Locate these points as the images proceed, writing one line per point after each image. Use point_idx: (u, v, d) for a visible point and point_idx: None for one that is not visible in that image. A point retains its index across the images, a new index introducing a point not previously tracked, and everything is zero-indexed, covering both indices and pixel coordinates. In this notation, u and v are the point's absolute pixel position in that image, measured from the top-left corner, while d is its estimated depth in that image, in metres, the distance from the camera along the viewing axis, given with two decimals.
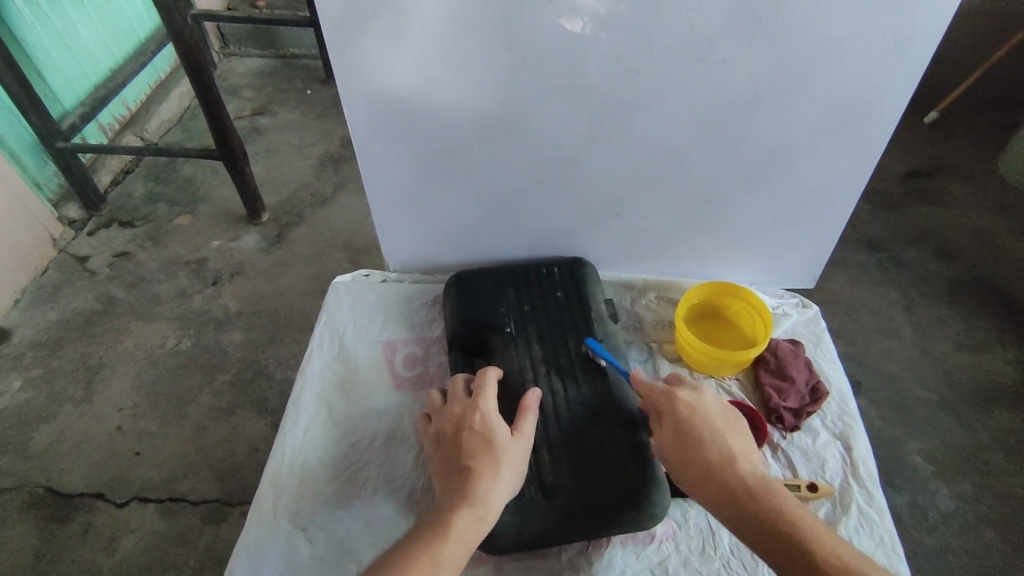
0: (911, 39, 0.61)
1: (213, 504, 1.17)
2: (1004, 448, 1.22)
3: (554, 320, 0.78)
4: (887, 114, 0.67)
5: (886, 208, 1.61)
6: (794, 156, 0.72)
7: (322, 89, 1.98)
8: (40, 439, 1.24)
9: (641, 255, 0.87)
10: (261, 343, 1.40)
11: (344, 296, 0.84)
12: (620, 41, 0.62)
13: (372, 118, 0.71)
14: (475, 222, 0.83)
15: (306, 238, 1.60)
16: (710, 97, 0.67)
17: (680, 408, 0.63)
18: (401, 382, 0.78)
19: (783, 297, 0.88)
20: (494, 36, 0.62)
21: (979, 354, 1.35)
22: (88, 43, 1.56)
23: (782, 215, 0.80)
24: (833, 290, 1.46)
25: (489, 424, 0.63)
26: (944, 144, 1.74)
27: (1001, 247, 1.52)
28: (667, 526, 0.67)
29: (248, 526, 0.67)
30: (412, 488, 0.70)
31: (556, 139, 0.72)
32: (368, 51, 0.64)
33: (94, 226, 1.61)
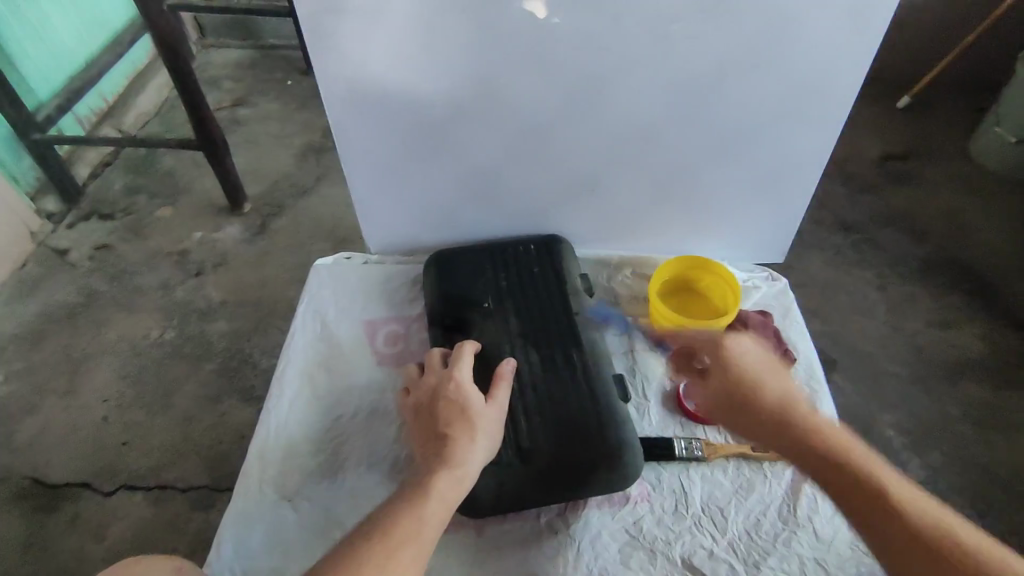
0: (865, 12, 0.63)
1: (201, 490, 1.18)
2: (971, 418, 1.26)
3: (531, 296, 0.80)
4: (847, 86, 0.70)
5: (859, 190, 1.65)
6: (761, 130, 0.75)
7: (302, 80, 1.97)
8: (25, 431, 1.24)
9: (617, 232, 0.90)
10: (246, 333, 1.41)
11: (325, 276, 0.86)
12: (586, 18, 0.64)
13: (348, 99, 0.72)
14: (454, 202, 0.85)
15: (289, 228, 1.60)
16: (676, 72, 0.69)
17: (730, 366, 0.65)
18: (383, 359, 0.80)
19: (753, 271, 0.91)
20: (463, 14, 0.64)
21: (949, 328, 1.39)
22: (61, 34, 1.54)
23: (751, 191, 0.83)
24: (808, 270, 1.50)
25: (465, 393, 0.65)
26: (916, 127, 1.79)
27: (970, 226, 1.57)
28: (641, 487, 0.70)
29: (236, 497, 0.69)
30: (394, 458, 0.72)
31: (529, 117, 0.74)
32: (339, 31, 0.65)
33: (73, 219, 1.60)
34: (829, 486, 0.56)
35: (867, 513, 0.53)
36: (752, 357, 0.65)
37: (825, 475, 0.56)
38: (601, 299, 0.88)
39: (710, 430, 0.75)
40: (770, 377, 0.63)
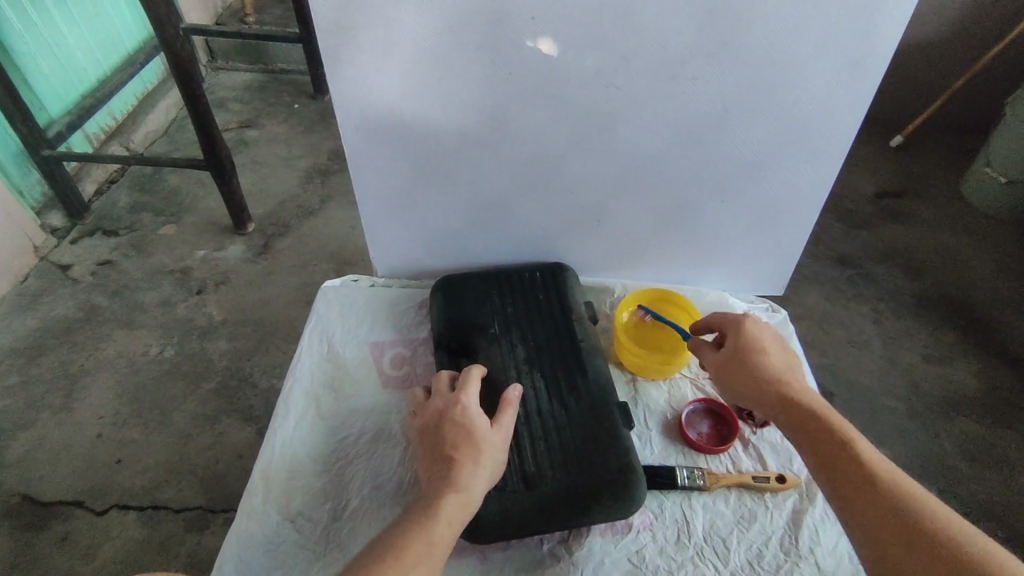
0: (864, 58, 0.66)
1: (193, 512, 1.17)
2: (967, 454, 1.27)
3: (535, 321, 0.82)
4: (846, 128, 0.73)
5: (855, 225, 1.69)
6: (763, 166, 0.77)
7: (309, 104, 2.01)
8: (19, 447, 1.23)
9: (621, 262, 0.91)
10: (247, 352, 1.41)
11: (333, 298, 0.87)
12: (597, 58, 0.67)
13: (364, 126, 0.74)
14: (462, 229, 0.87)
15: (292, 249, 1.61)
16: (682, 110, 0.71)
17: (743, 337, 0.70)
18: (389, 381, 0.81)
19: (754, 302, 0.93)
20: (479, 51, 0.66)
21: (944, 364, 1.41)
22: (76, 53, 1.58)
23: (752, 226, 0.85)
24: (805, 303, 1.52)
25: (469, 416, 0.65)
26: (908, 166, 1.83)
27: (963, 264, 1.60)
28: (644, 516, 0.70)
29: (239, 517, 0.69)
30: (399, 481, 0.72)
31: (539, 147, 0.76)
32: (360, 63, 0.68)
33: (78, 234, 1.61)
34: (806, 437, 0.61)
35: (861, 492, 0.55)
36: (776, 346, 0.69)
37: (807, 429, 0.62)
38: (604, 327, 0.89)
39: (711, 459, 0.75)
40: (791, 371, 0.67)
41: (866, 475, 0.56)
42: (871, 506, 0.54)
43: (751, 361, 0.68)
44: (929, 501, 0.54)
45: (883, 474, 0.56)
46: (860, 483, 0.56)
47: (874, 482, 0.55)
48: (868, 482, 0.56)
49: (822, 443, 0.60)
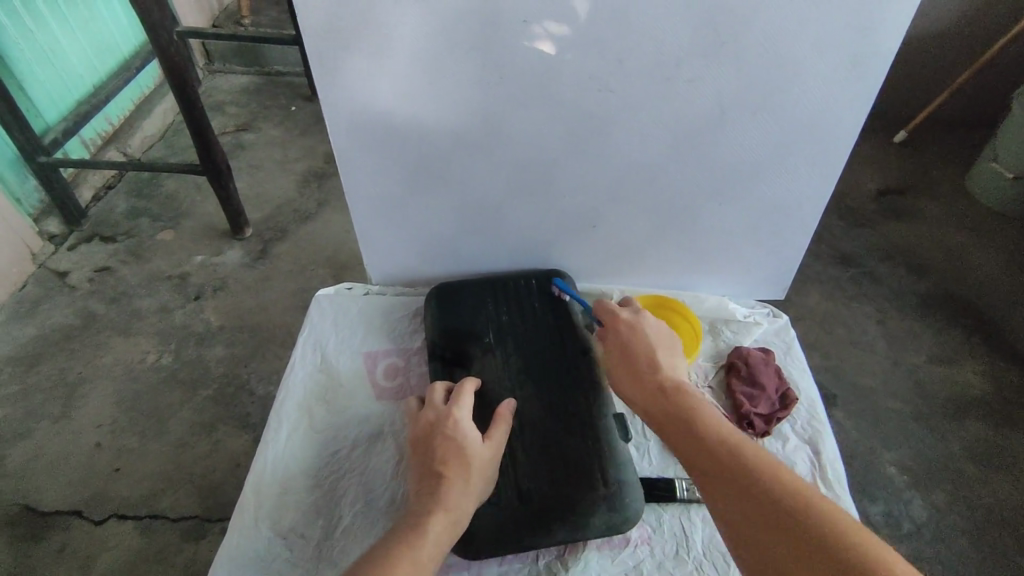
0: (865, 59, 0.64)
1: (191, 521, 1.16)
2: (973, 456, 1.25)
3: (531, 330, 0.80)
4: (846, 130, 0.71)
5: (857, 224, 1.67)
6: (762, 170, 0.76)
7: (306, 106, 2.00)
8: (15, 456, 1.22)
9: (618, 267, 0.90)
10: (244, 358, 1.40)
11: (327, 307, 0.86)
12: (591, 61, 0.65)
13: (355, 133, 0.73)
14: (455, 236, 0.85)
15: (290, 253, 1.60)
16: (679, 113, 0.70)
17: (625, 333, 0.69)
18: (383, 392, 0.80)
19: (754, 308, 0.92)
20: (470, 55, 0.65)
21: (949, 365, 1.39)
22: (71, 59, 1.57)
23: (752, 230, 0.84)
24: (808, 303, 1.50)
25: (461, 431, 0.64)
26: (912, 163, 1.81)
27: (968, 262, 1.58)
28: (642, 530, 0.69)
29: (229, 534, 0.68)
30: (392, 496, 0.71)
31: (533, 154, 0.75)
32: (350, 69, 0.67)
33: (75, 241, 1.61)
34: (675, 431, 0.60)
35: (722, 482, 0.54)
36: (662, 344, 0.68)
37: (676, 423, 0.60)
38: None
39: None
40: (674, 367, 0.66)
41: (726, 463, 0.55)
42: (733, 497, 0.53)
43: (631, 355, 0.67)
44: (790, 482, 0.52)
45: (749, 458, 0.55)
46: (721, 471, 0.55)
47: (735, 469, 0.54)
48: (727, 470, 0.54)
49: (687, 435, 0.59)
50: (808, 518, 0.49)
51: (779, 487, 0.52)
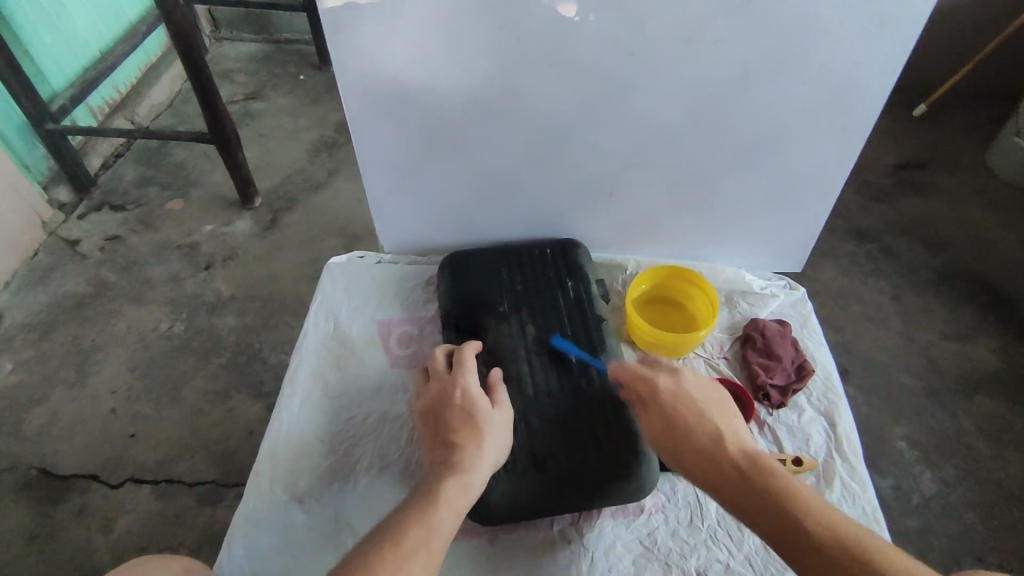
0: (898, 19, 0.62)
1: (206, 486, 1.18)
2: (985, 433, 1.25)
3: (545, 300, 0.79)
4: (874, 95, 0.69)
5: (875, 198, 1.64)
6: (785, 136, 0.74)
7: (315, 75, 1.97)
8: (33, 421, 1.24)
9: (634, 237, 0.89)
10: (256, 328, 1.40)
11: (339, 275, 0.85)
12: (612, 22, 0.63)
13: (368, 97, 0.71)
14: (468, 204, 0.84)
15: (300, 223, 1.60)
16: (701, 77, 0.68)
17: (668, 400, 0.63)
18: (396, 360, 0.79)
19: (771, 279, 0.90)
20: (486, 15, 0.63)
21: (964, 341, 1.38)
22: (77, 24, 1.54)
23: (772, 199, 0.82)
24: (822, 278, 1.49)
25: (470, 398, 0.64)
26: (932, 136, 1.77)
27: (987, 238, 1.55)
28: (656, 498, 0.69)
29: (246, 498, 0.68)
30: (406, 462, 0.71)
31: (549, 120, 0.73)
32: (362, 30, 0.65)
33: (85, 209, 1.60)
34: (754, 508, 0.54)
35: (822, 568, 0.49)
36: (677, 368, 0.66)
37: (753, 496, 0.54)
38: (615, 304, 0.87)
39: None
40: (730, 426, 0.60)
41: (829, 551, 0.50)
42: None
43: (683, 425, 0.61)
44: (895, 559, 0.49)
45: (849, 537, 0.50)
46: (821, 558, 0.50)
47: (832, 552, 0.50)
48: (833, 560, 0.49)
49: (769, 516, 0.53)
50: None
51: (885, 565, 0.48)
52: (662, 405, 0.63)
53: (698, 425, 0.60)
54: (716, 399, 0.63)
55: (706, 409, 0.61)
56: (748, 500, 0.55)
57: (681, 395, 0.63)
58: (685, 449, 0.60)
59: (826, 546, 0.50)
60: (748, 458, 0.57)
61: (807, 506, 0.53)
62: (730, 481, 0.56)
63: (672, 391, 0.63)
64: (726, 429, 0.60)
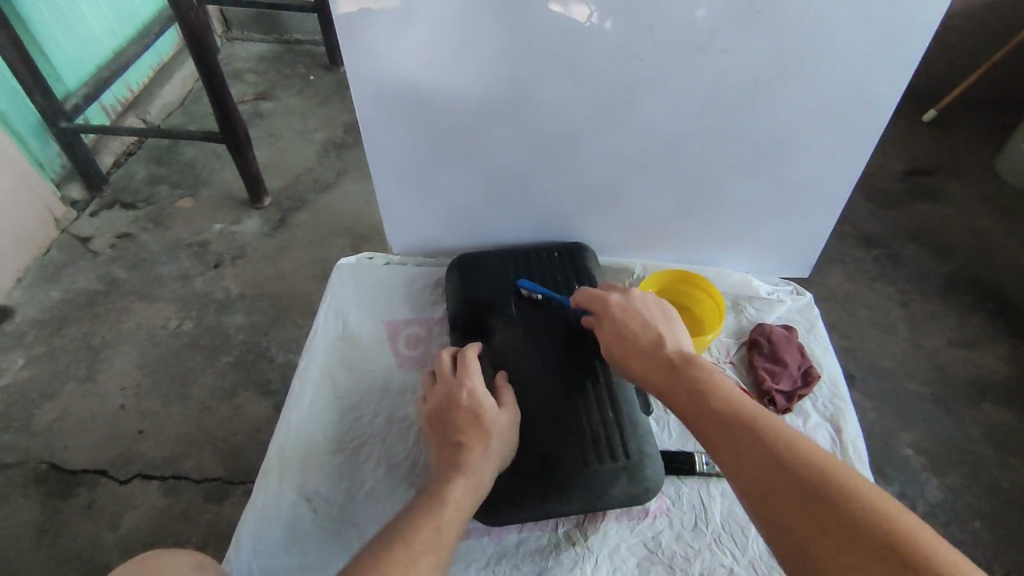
0: (908, 30, 0.62)
1: (213, 483, 1.19)
2: (991, 441, 1.24)
3: (552, 303, 0.80)
4: (883, 104, 0.69)
5: (883, 204, 1.63)
6: (793, 144, 0.74)
7: (325, 75, 1.98)
8: (44, 416, 1.26)
9: (642, 242, 0.89)
10: (263, 327, 1.41)
11: (348, 276, 0.86)
12: (623, 29, 0.64)
13: (380, 101, 0.72)
14: (476, 206, 0.85)
15: (308, 223, 1.61)
16: (711, 85, 0.68)
17: (617, 312, 0.67)
18: (405, 361, 0.80)
19: (778, 285, 0.90)
20: (499, 21, 0.64)
21: (971, 349, 1.37)
22: (91, 23, 1.56)
23: (780, 206, 0.82)
24: (828, 283, 1.49)
25: (477, 400, 0.65)
26: (942, 142, 1.76)
27: (995, 245, 1.54)
28: (661, 502, 0.69)
29: (255, 495, 0.69)
30: (414, 462, 0.72)
31: (558, 125, 0.74)
32: (376, 35, 0.65)
33: (96, 207, 1.62)
34: (682, 399, 0.57)
35: (729, 445, 0.51)
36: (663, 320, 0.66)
37: (681, 386, 0.58)
38: None
39: None
40: (674, 336, 0.64)
41: (735, 426, 0.52)
42: (745, 457, 0.50)
43: (628, 333, 0.65)
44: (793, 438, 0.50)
45: (758, 418, 0.52)
46: (728, 433, 0.52)
47: (738, 428, 0.52)
48: (738, 436, 0.51)
49: (693, 402, 0.56)
50: (811, 473, 0.47)
51: (780, 442, 0.49)
52: (612, 318, 0.67)
53: (641, 332, 0.64)
54: (665, 314, 0.67)
55: (654, 321, 0.65)
56: (677, 391, 0.58)
57: (628, 307, 0.67)
58: (628, 354, 0.64)
59: (748, 435, 0.51)
60: (682, 358, 0.60)
61: (730, 395, 0.55)
62: (666, 376, 0.60)
63: (624, 307, 0.68)
64: (668, 335, 0.64)
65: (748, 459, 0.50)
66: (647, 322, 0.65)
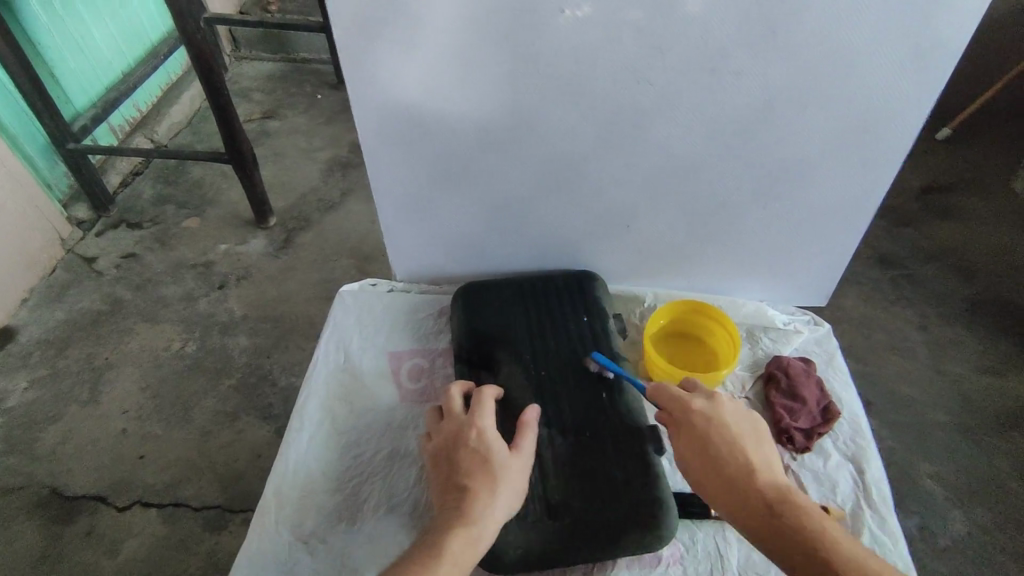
0: (928, 53, 0.60)
1: (214, 510, 1.16)
2: (1017, 471, 1.19)
3: (560, 335, 0.77)
4: (903, 129, 0.67)
5: (898, 223, 1.60)
6: (809, 170, 0.72)
7: (332, 94, 1.98)
8: (43, 441, 1.24)
9: (652, 270, 0.87)
10: (267, 348, 1.39)
11: (351, 305, 0.84)
12: (635, 53, 0.61)
13: (383, 126, 0.70)
14: (482, 234, 0.83)
15: (313, 243, 1.59)
16: (725, 110, 0.66)
17: (692, 416, 0.62)
18: (407, 395, 0.77)
19: (794, 314, 0.88)
20: (506, 46, 0.62)
21: (993, 374, 1.33)
22: (101, 46, 1.57)
23: (796, 232, 0.80)
24: (843, 306, 1.45)
25: (486, 441, 0.63)
26: (957, 159, 1.73)
27: (1015, 265, 1.50)
28: (674, 548, 0.66)
29: (251, 537, 0.66)
30: (415, 503, 0.69)
31: (567, 153, 0.72)
32: (380, 60, 0.64)
33: (103, 227, 1.62)
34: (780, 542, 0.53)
35: None
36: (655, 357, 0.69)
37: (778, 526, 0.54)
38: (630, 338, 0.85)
39: None
40: (754, 451, 0.59)
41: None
42: None
43: (706, 442, 0.60)
44: None
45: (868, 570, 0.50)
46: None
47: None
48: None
49: (800, 555, 0.52)
50: None
51: None
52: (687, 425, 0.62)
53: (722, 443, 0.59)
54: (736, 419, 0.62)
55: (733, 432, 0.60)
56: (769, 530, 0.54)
57: (702, 413, 0.62)
58: (715, 475, 0.58)
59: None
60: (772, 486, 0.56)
61: (835, 543, 0.52)
62: (762, 513, 0.55)
63: (699, 414, 0.62)
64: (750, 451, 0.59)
65: None
66: (723, 429, 0.61)
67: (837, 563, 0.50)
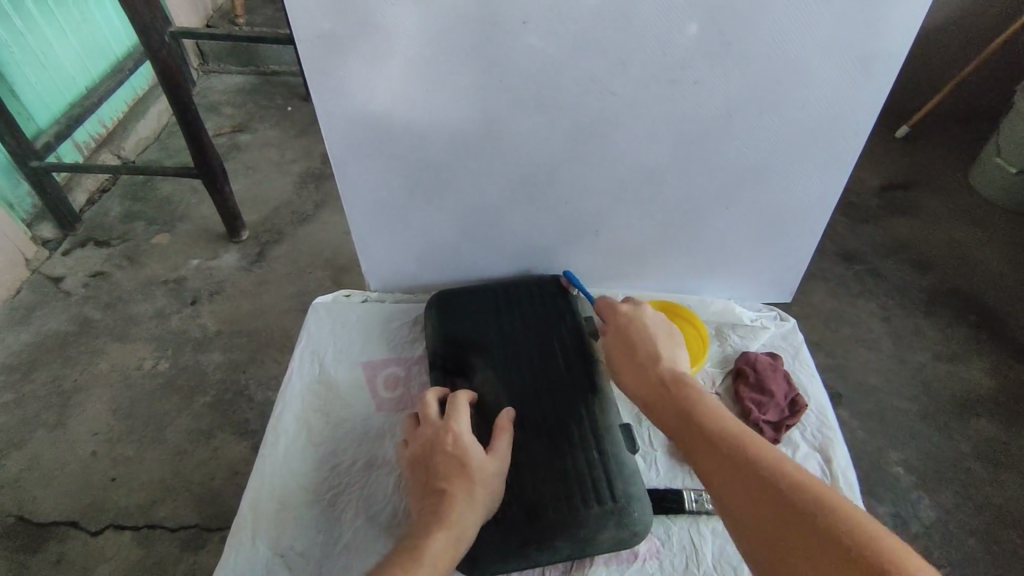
0: (875, 60, 0.63)
1: (190, 530, 1.14)
2: (981, 456, 1.23)
3: (534, 339, 0.78)
4: (856, 131, 0.69)
5: (861, 220, 1.65)
6: (769, 171, 0.74)
7: (303, 106, 1.98)
8: (11, 466, 1.21)
9: (623, 273, 0.88)
10: (242, 363, 1.38)
11: (324, 316, 0.84)
12: (595, 62, 0.63)
13: (352, 138, 0.70)
14: (454, 242, 0.84)
15: (287, 256, 1.58)
16: (686, 116, 0.68)
17: (625, 324, 0.70)
18: (383, 404, 0.78)
19: (761, 311, 0.90)
20: (470, 58, 0.63)
21: (955, 363, 1.37)
22: (62, 60, 1.54)
23: (761, 232, 0.82)
24: (811, 302, 1.49)
25: (462, 446, 0.63)
26: (915, 157, 1.80)
27: (973, 257, 1.56)
28: (650, 543, 0.67)
29: (227, 553, 0.66)
30: (394, 511, 0.69)
31: (533, 159, 0.73)
32: (346, 74, 0.64)
33: (69, 245, 1.59)
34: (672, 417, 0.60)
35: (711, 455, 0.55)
36: (665, 336, 0.69)
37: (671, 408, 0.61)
38: None
39: None
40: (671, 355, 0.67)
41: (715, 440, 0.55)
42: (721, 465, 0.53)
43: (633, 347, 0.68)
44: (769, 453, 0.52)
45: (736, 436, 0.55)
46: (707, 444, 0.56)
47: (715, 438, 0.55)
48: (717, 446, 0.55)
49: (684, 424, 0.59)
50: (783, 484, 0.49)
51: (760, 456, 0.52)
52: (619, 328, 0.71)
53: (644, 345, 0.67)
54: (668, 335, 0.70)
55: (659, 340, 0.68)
56: (666, 408, 0.61)
57: (634, 321, 0.70)
58: (632, 369, 0.67)
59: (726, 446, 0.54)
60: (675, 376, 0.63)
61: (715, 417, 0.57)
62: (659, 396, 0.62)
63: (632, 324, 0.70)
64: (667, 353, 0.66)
65: (720, 472, 0.53)
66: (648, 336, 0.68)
67: (712, 429, 0.56)
